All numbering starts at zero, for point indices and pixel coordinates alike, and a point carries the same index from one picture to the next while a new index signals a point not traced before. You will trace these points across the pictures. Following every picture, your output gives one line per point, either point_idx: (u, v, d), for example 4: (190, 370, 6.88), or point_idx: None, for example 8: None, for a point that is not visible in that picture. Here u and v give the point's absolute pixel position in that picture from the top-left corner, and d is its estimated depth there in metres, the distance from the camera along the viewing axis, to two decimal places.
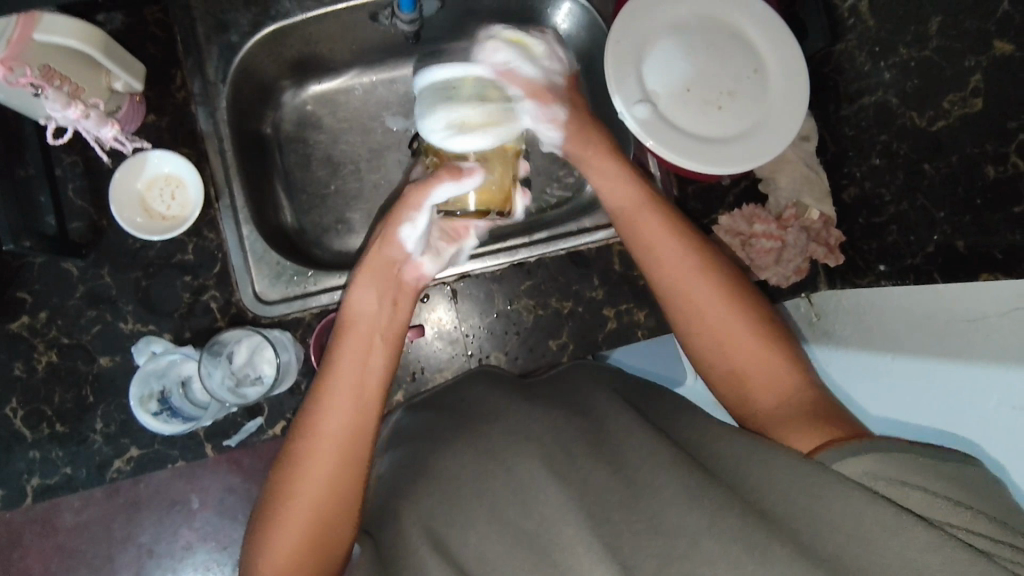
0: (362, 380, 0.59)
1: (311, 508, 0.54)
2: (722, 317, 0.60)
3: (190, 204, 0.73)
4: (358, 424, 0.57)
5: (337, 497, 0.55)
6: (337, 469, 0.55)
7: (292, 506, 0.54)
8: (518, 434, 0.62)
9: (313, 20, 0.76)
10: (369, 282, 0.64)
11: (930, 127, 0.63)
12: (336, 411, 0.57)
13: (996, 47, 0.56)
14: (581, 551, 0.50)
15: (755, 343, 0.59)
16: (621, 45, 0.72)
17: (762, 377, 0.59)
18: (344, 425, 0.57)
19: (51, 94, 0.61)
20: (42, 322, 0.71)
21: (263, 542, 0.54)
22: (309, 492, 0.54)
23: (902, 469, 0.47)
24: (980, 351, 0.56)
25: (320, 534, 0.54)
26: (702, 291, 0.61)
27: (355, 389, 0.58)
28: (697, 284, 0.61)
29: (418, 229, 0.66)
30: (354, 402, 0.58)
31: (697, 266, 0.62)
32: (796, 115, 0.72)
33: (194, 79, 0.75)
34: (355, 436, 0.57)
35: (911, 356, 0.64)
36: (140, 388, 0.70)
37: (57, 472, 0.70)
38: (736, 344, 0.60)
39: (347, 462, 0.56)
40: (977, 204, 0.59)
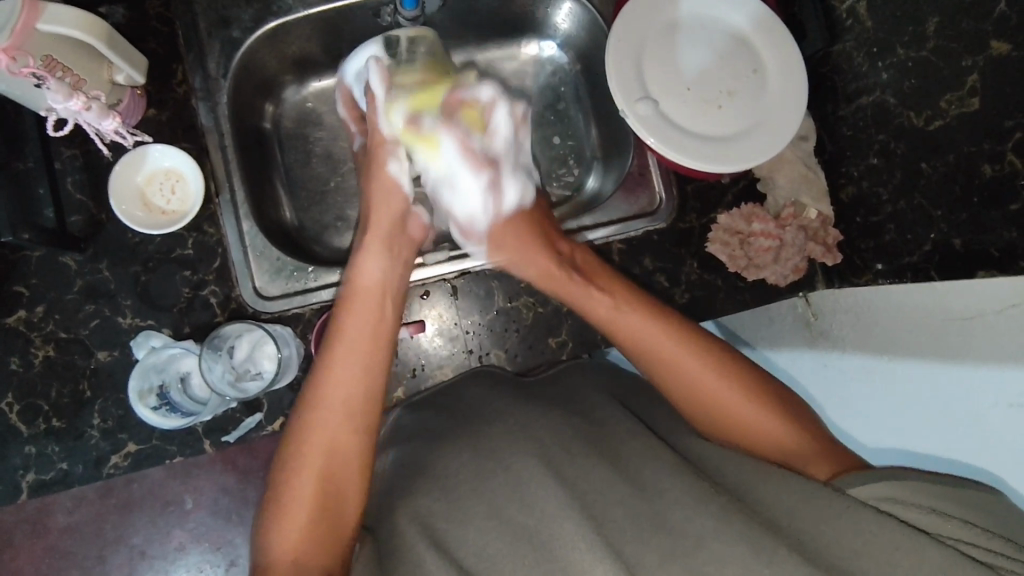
0: (372, 337, 0.66)
1: (320, 470, 0.59)
2: (698, 371, 0.64)
3: (191, 198, 0.73)
4: (367, 381, 0.63)
5: (345, 447, 0.61)
6: (346, 429, 0.61)
7: (307, 460, 0.59)
8: (516, 432, 0.62)
9: (314, 17, 0.76)
10: (372, 249, 0.71)
11: (928, 126, 0.64)
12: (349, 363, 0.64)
13: (994, 47, 0.57)
14: (576, 545, 0.50)
15: (742, 392, 0.63)
16: (623, 43, 0.73)
17: (756, 424, 0.61)
18: (352, 387, 0.63)
19: (52, 84, 0.60)
20: (39, 317, 0.70)
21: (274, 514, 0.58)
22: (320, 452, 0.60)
23: (914, 494, 0.49)
24: (983, 351, 0.57)
25: (329, 493, 0.59)
26: (661, 344, 0.66)
27: (366, 343, 0.65)
28: (651, 337, 0.66)
29: (404, 163, 0.77)
30: (364, 353, 0.65)
31: (644, 310, 0.68)
32: (793, 116, 0.73)
33: (195, 74, 0.75)
34: (363, 395, 0.63)
35: (908, 356, 0.64)
36: (140, 381, 0.70)
37: (53, 468, 0.69)
38: (724, 396, 0.63)
39: (353, 422, 0.62)
40: (973, 201, 0.60)
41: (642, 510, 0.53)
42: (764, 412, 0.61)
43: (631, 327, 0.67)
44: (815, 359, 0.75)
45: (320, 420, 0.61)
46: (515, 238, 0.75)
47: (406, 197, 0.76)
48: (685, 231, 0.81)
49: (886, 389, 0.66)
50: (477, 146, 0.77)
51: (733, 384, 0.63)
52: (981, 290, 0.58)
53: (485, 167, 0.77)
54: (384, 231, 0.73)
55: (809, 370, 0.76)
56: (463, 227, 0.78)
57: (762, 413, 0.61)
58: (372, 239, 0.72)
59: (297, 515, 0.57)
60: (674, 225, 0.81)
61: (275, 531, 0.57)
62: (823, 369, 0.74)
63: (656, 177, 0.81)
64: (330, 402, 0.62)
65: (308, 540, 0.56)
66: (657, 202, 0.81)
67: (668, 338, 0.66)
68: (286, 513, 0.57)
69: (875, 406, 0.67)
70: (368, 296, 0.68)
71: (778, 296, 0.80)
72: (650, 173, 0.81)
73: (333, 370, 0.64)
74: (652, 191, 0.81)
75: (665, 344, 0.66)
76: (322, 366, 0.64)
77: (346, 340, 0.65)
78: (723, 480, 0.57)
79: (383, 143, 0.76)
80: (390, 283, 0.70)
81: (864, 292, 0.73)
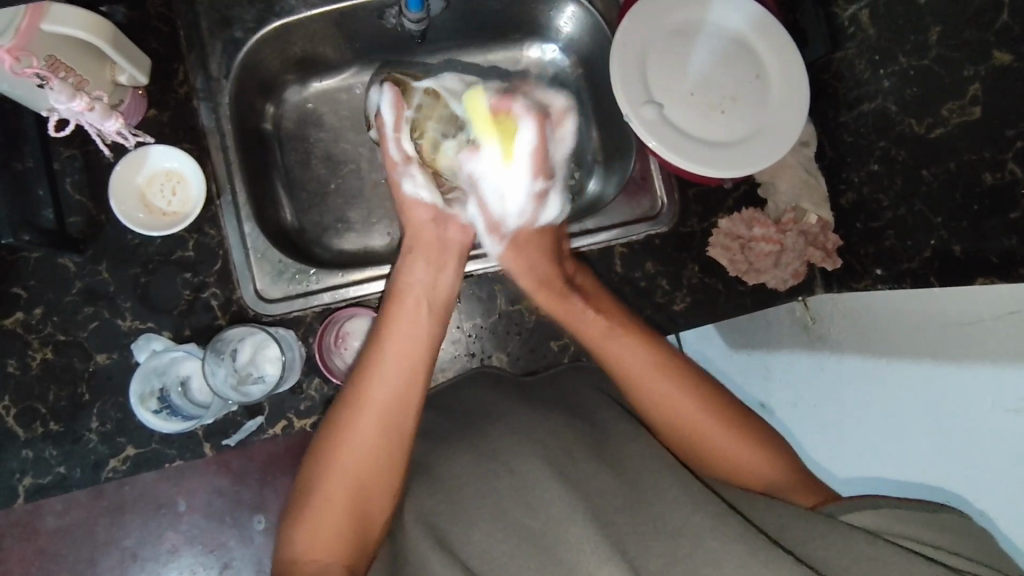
0: (412, 347, 0.66)
1: (351, 477, 0.58)
2: (701, 422, 0.64)
3: (191, 200, 0.72)
4: (407, 388, 0.63)
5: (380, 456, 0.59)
6: (380, 436, 0.60)
7: (336, 466, 0.58)
8: (520, 435, 0.61)
9: (317, 18, 0.76)
10: (417, 258, 0.72)
11: (928, 134, 0.65)
12: (388, 371, 0.63)
13: (996, 58, 0.57)
14: (583, 548, 0.50)
15: (737, 440, 0.63)
16: (627, 48, 0.73)
17: (746, 461, 0.62)
18: (394, 391, 0.62)
19: (56, 86, 0.60)
20: (37, 318, 0.70)
21: (298, 516, 0.57)
22: (355, 461, 0.59)
23: (897, 525, 0.51)
24: (979, 352, 0.57)
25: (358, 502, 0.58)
26: (678, 412, 0.64)
27: (406, 352, 0.65)
28: (670, 395, 0.65)
29: (418, 182, 0.76)
30: (404, 362, 0.64)
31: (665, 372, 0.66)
32: (795, 122, 0.74)
33: (197, 75, 0.74)
34: (401, 406, 0.62)
35: (902, 358, 0.65)
36: (141, 385, 0.69)
37: (50, 472, 0.69)
38: (717, 440, 0.63)
39: (388, 430, 0.60)
40: (974, 209, 0.60)
41: (645, 512, 0.53)
42: (763, 459, 0.62)
43: (642, 382, 0.66)
44: (810, 364, 0.76)
45: (359, 425, 0.60)
46: (532, 259, 0.74)
47: (428, 202, 0.76)
48: (685, 235, 0.81)
49: (878, 389, 0.67)
50: (528, 181, 0.76)
51: (730, 433, 0.63)
52: (979, 296, 0.58)
53: (545, 177, 0.76)
54: (427, 239, 0.74)
55: (806, 372, 0.77)
56: (491, 223, 0.76)
57: (752, 452, 0.62)
58: (416, 247, 0.73)
59: (328, 521, 0.56)
60: (675, 229, 0.81)
61: (302, 535, 0.56)
62: (817, 375, 0.75)
63: (657, 182, 0.82)
64: (369, 407, 0.61)
65: (331, 550, 0.55)
66: (659, 206, 0.81)
67: (675, 391, 0.65)
68: (315, 518, 0.56)
69: (867, 408, 0.68)
70: (410, 305, 0.68)
71: (777, 301, 0.80)
72: (651, 178, 0.82)
73: (374, 380, 0.62)
74: (654, 195, 0.82)
75: (672, 397, 0.65)
76: (364, 368, 0.64)
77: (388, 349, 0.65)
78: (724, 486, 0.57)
79: (395, 164, 0.76)
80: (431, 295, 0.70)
81: (862, 296, 0.74)
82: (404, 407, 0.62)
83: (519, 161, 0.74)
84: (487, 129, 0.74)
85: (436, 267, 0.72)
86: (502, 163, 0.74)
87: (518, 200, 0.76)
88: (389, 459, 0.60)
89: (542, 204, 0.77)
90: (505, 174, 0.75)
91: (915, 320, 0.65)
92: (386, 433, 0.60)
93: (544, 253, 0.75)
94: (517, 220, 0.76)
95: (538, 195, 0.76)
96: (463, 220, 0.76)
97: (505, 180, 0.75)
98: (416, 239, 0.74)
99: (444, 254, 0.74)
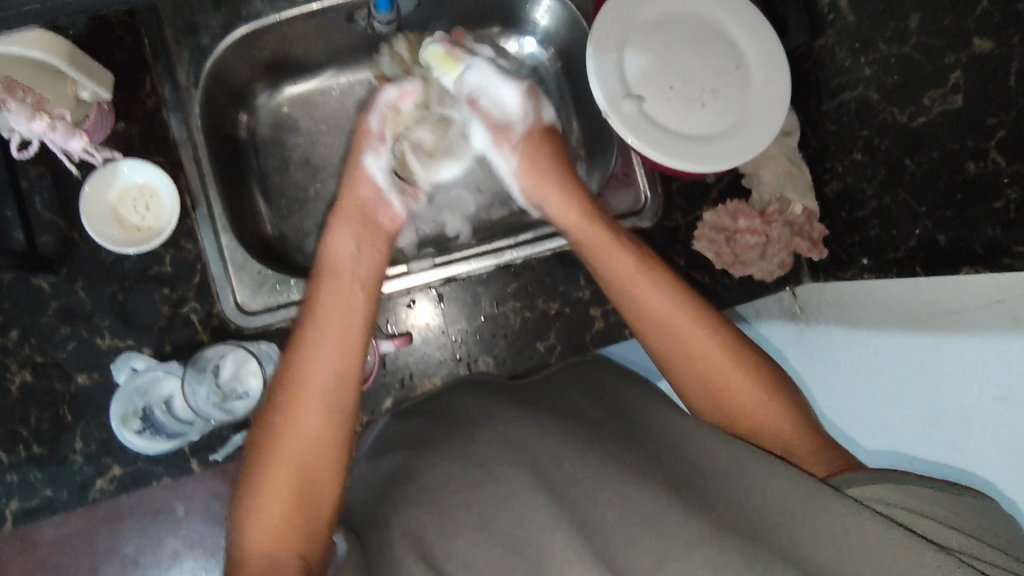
0: (348, 319, 0.64)
1: (295, 468, 0.56)
2: (681, 326, 0.62)
3: (165, 213, 0.71)
4: (346, 363, 0.61)
5: (323, 436, 0.58)
6: (324, 412, 0.58)
7: (281, 448, 0.56)
8: (499, 437, 0.60)
9: (285, 20, 0.74)
10: (349, 232, 0.71)
11: (911, 122, 0.63)
12: (326, 344, 0.61)
13: (976, 44, 0.56)
14: (566, 557, 0.47)
15: (716, 343, 0.62)
16: (603, 43, 0.72)
17: (729, 372, 0.61)
18: (332, 361, 0.61)
19: (12, 107, 0.61)
20: (14, 341, 0.68)
21: (245, 510, 0.54)
22: (300, 441, 0.57)
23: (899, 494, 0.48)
24: (976, 324, 0.56)
25: (305, 493, 0.55)
26: (695, 338, 0.62)
27: (343, 323, 0.64)
28: (695, 333, 0.62)
29: (382, 159, 0.76)
30: (342, 333, 0.63)
31: (680, 300, 0.63)
32: (777, 111, 0.72)
33: (164, 84, 0.72)
34: (343, 379, 0.60)
35: (897, 332, 0.64)
36: (122, 406, 0.68)
37: (36, 495, 0.68)
38: (706, 349, 0.61)
39: (334, 403, 0.59)
40: (958, 199, 0.60)
41: (627, 516, 0.49)
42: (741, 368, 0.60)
43: (621, 281, 0.65)
44: (816, 346, 0.75)
45: (302, 403, 0.58)
46: (556, 173, 0.74)
47: (376, 183, 0.75)
48: (671, 229, 0.79)
49: (875, 370, 0.66)
50: (507, 84, 0.77)
51: (730, 362, 0.61)
52: (966, 287, 0.58)
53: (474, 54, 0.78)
54: (354, 211, 0.72)
55: (818, 354, 0.74)
56: (496, 129, 0.78)
57: (730, 367, 0.61)
58: (343, 218, 0.72)
59: (277, 508, 0.54)
60: (659, 223, 0.80)
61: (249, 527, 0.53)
62: (818, 362, 0.74)
63: (640, 177, 0.81)
64: (308, 393, 0.59)
65: (281, 537, 0.53)
66: (642, 200, 0.80)
67: (658, 292, 0.64)
68: (262, 506, 0.54)
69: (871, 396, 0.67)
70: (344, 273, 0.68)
71: (766, 292, 0.78)
72: (634, 172, 0.81)
73: (313, 353, 0.61)
74: (636, 189, 0.81)
75: (642, 291, 0.64)
76: (297, 349, 0.61)
77: (323, 320, 0.63)
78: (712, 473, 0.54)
79: (369, 134, 0.76)
80: (360, 266, 0.69)
81: (852, 288, 0.73)
82: (346, 387, 0.60)
83: (484, 79, 0.77)
84: (444, 65, 0.77)
85: (366, 239, 0.71)
86: (492, 83, 0.77)
87: (506, 87, 0.77)
88: (332, 438, 0.58)
89: (541, 112, 0.78)
90: (470, 74, 0.77)
91: (910, 304, 0.64)
92: (327, 419, 0.58)
93: (553, 168, 0.74)
94: (522, 123, 0.77)
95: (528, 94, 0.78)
96: (399, 211, 0.75)
97: (490, 91, 0.78)
98: (349, 212, 0.72)
99: (378, 230, 0.73)
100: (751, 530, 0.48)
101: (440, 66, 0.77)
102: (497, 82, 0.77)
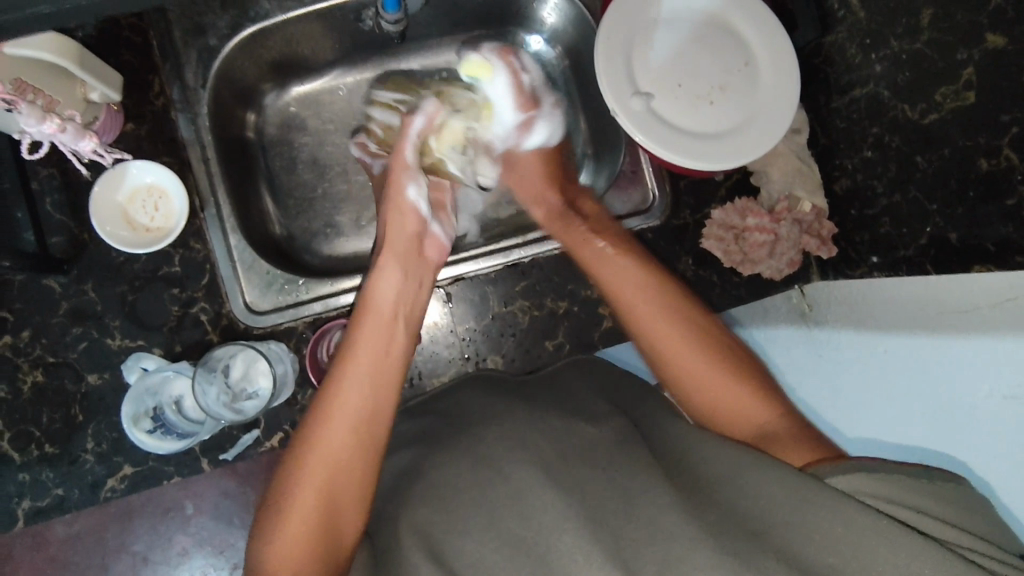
0: (387, 355, 0.62)
1: (318, 497, 0.54)
2: (682, 347, 0.62)
3: (175, 214, 0.71)
4: (381, 400, 0.59)
5: (350, 468, 0.56)
6: (353, 447, 0.57)
7: (308, 478, 0.55)
8: (505, 435, 0.59)
9: (292, 20, 0.74)
10: (394, 265, 0.68)
11: (923, 119, 0.63)
12: (363, 379, 0.60)
13: (989, 40, 0.56)
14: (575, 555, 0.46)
15: (714, 368, 0.61)
16: (610, 40, 0.71)
17: (730, 394, 0.60)
18: (368, 398, 0.59)
19: (23, 109, 0.59)
20: (25, 341, 0.69)
21: (268, 533, 0.53)
22: (325, 472, 0.55)
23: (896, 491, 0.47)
24: (984, 324, 0.55)
25: (328, 523, 0.54)
26: (692, 361, 0.62)
27: (382, 359, 0.62)
28: (696, 356, 0.62)
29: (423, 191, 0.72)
30: (379, 367, 0.61)
31: (690, 321, 0.63)
32: (786, 110, 0.72)
33: (172, 85, 0.72)
34: (375, 415, 0.59)
35: (903, 333, 0.63)
36: (133, 405, 0.68)
37: (49, 494, 0.68)
38: (703, 371, 0.61)
39: (362, 438, 0.57)
40: (970, 196, 0.59)
41: (639, 518, 0.49)
42: (742, 387, 0.60)
43: (629, 290, 0.66)
44: (812, 348, 0.74)
45: (331, 435, 0.56)
46: (539, 180, 0.79)
47: (421, 214, 0.72)
48: (678, 228, 0.80)
49: (878, 370, 0.65)
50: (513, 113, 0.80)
51: (733, 378, 0.60)
52: (976, 286, 0.57)
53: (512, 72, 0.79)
54: (400, 241, 0.70)
55: (813, 359, 0.74)
56: (523, 106, 0.80)
57: (727, 383, 0.60)
58: (390, 249, 0.69)
59: (299, 536, 0.53)
60: (668, 221, 0.80)
61: (269, 548, 0.52)
62: (816, 359, 0.73)
63: (648, 175, 0.80)
64: (342, 412, 0.58)
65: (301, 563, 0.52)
66: (649, 198, 0.80)
67: (658, 306, 0.64)
68: (285, 532, 0.53)
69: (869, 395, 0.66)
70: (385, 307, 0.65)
71: (773, 290, 0.80)
72: (642, 171, 0.81)
73: (348, 385, 0.59)
74: (645, 189, 0.80)
75: (646, 300, 0.64)
76: (333, 381, 0.60)
77: (362, 354, 0.61)
78: (712, 472, 0.53)
79: (405, 166, 0.72)
80: (401, 301, 0.66)
81: (864, 285, 0.72)
82: (377, 420, 0.59)
83: (501, 98, 0.79)
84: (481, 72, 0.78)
85: (407, 268, 0.69)
86: (495, 102, 0.79)
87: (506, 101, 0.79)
88: (358, 472, 0.56)
89: (524, 132, 0.80)
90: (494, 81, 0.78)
91: (920, 303, 0.63)
92: (355, 448, 0.57)
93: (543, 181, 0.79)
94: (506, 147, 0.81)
95: (530, 122, 0.80)
96: (443, 241, 0.73)
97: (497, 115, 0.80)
98: (390, 243, 0.69)
99: (423, 265, 0.71)
100: (752, 529, 0.47)
101: (473, 70, 0.78)
102: (510, 93, 0.79)
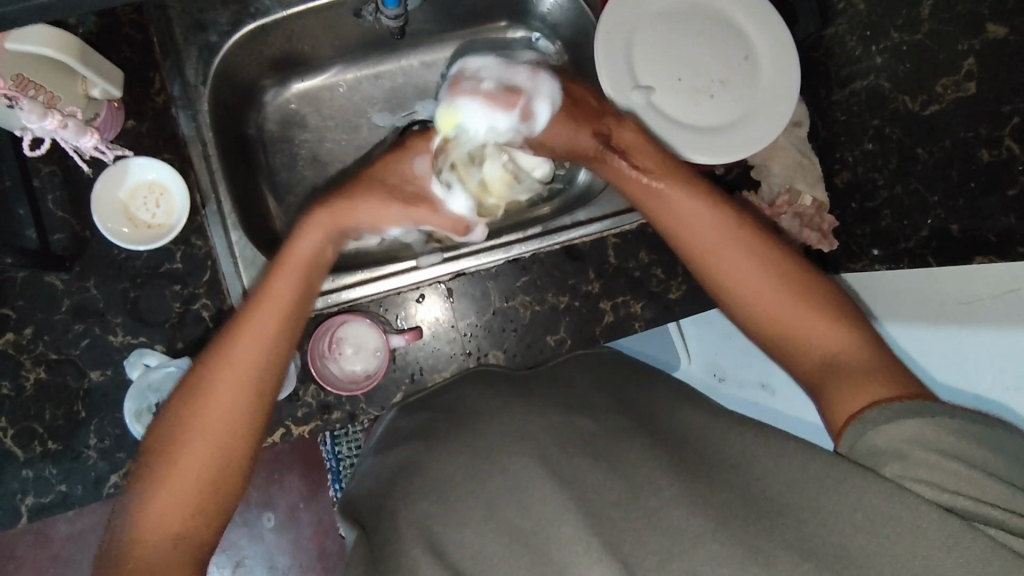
0: (291, 318, 0.57)
1: (204, 459, 0.51)
2: (747, 273, 0.58)
3: (176, 211, 0.71)
4: (275, 363, 0.55)
5: (238, 427, 0.53)
6: (243, 407, 0.53)
7: (192, 434, 0.51)
8: (508, 429, 0.59)
9: (292, 17, 0.74)
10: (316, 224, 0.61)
11: (924, 111, 0.64)
12: (261, 338, 0.55)
13: (989, 30, 0.58)
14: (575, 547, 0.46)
15: (782, 292, 0.56)
16: (612, 35, 0.72)
17: (798, 325, 0.55)
18: (261, 359, 0.54)
19: (24, 104, 0.60)
20: (28, 338, 0.69)
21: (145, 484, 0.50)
22: (210, 429, 0.51)
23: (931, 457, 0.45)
24: (996, 315, 0.54)
25: (210, 488, 0.51)
26: (752, 281, 0.57)
27: (284, 322, 0.56)
28: (756, 275, 0.57)
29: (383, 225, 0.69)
30: (282, 330, 0.56)
31: (739, 244, 0.59)
32: (786, 103, 0.72)
33: (173, 82, 0.72)
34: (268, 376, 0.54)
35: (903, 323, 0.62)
36: (135, 401, 0.68)
37: (51, 490, 0.68)
38: (768, 294, 0.57)
39: (253, 400, 0.53)
40: (971, 186, 0.60)
41: (642, 509, 0.48)
42: (815, 317, 0.55)
43: (680, 221, 0.61)
44: None
45: (220, 390, 0.52)
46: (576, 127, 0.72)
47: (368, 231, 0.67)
48: None
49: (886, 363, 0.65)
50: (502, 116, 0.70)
51: (797, 296, 0.56)
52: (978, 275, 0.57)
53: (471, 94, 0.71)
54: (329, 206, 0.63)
55: None
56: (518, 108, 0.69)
57: (804, 315, 0.55)
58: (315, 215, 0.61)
59: (175, 498, 0.50)
60: None
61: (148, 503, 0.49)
62: None
63: None
64: (230, 373, 0.53)
65: (178, 522, 0.50)
66: None
67: (709, 224, 0.60)
68: (163, 490, 0.50)
69: None
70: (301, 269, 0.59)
71: None
72: None
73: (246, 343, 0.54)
74: None
75: (697, 220, 0.61)
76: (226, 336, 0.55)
77: (264, 313, 0.56)
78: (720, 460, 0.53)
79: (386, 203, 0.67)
80: (316, 264, 0.61)
81: (863, 278, 0.71)
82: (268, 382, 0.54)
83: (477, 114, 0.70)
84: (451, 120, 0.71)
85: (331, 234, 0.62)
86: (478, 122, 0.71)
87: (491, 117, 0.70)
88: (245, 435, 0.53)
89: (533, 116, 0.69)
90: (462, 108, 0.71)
91: (926, 293, 0.62)
92: (244, 408, 0.53)
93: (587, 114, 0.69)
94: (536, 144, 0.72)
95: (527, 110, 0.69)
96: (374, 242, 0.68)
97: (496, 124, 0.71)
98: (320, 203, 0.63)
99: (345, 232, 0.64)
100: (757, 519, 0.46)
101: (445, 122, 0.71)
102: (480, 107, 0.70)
